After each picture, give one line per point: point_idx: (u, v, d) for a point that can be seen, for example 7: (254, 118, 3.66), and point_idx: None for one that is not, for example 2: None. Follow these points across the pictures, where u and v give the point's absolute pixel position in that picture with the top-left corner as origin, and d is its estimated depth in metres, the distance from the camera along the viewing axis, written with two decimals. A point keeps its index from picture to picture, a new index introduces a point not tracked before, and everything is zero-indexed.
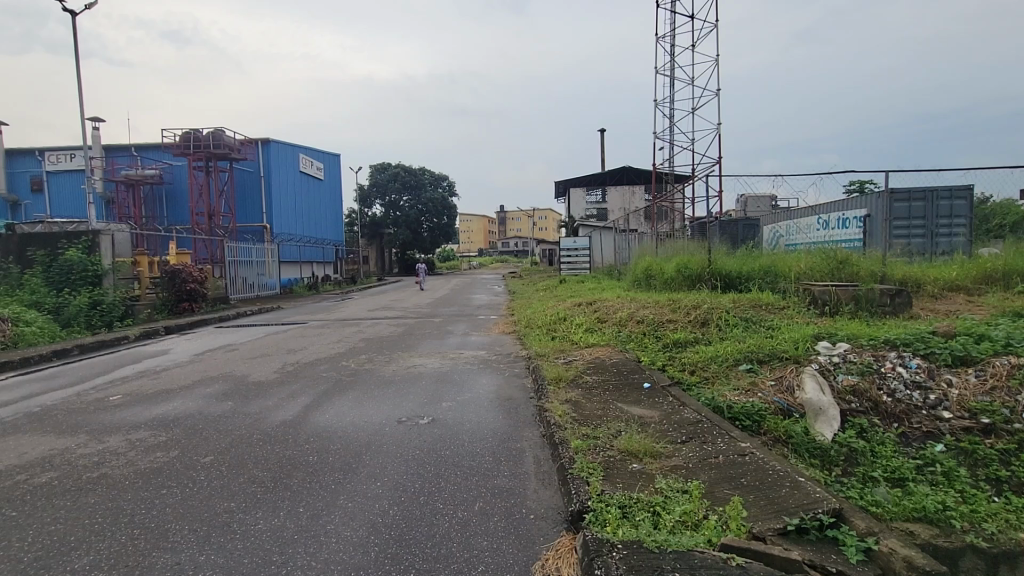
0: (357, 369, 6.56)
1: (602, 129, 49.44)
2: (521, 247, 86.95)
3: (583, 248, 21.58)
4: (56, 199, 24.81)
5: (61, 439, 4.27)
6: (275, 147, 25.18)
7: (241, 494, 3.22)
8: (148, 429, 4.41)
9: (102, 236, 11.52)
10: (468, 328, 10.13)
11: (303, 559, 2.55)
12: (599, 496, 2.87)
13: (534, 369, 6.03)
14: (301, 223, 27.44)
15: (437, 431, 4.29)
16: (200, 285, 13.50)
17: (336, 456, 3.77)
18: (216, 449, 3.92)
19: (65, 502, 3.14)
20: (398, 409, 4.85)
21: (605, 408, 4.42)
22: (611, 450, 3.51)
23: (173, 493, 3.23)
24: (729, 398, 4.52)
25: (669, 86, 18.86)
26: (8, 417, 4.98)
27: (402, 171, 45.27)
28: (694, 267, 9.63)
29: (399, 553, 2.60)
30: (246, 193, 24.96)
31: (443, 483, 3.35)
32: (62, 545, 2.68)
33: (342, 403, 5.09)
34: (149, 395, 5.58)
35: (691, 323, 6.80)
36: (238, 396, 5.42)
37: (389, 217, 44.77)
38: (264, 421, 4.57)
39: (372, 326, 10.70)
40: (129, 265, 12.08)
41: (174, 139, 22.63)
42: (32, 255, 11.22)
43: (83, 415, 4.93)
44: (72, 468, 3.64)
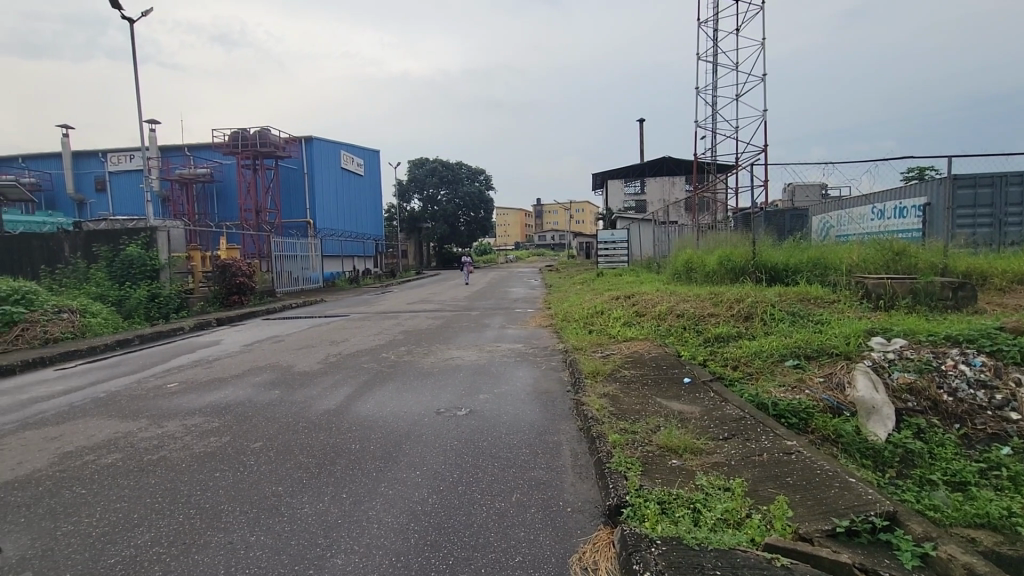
0: (396, 360, 6.69)
1: (641, 121, 48.50)
2: (558, 241, 86.52)
3: (621, 240, 21.29)
4: (118, 198, 26.33)
5: (125, 422, 4.56)
6: (318, 145, 25.87)
7: (289, 478, 3.35)
8: (203, 415, 4.65)
9: (159, 231, 12.13)
10: (504, 321, 10.16)
11: (346, 543, 2.63)
12: (638, 491, 2.83)
13: (571, 362, 6.00)
14: (343, 218, 28.15)
15: (474, 422, 4.33)
16: (249, 279, 14.06)
17: (377, 445, 3.87)
18: (265, 436, 4.09)
19: (128, 482, 3.35)
20: (436, 400, 4.94)
21: (644, 403, 4.36)
22: (650, 445, 3.46)
23: (226, 476, 3.39)
24: (774, 395, 4.37)
25: (713, 73, 18.26)
26: (78, 401, 5.35)
27: (440, 165, 45.85)
28: (737, 259, 9.34)
29: (438, 541, 2.64)
30: (291, 190, 25.79)
31: (481, 474, 3.39)
32: (127, 521, 2.86)
33: (383, 394, 5.21)
34: (203, 383, 5.87)
35: (734, 318, 6.62)
36: (284, 385, 5.63)
37: (427, 212, 45.44)
38: (309, 409, 4.73)
39: (411, 318, 10.90)
40: (182, 259, 12.67)
41: (224, 138, 23.60)
42: (96, 250, 11.95)
43: (144, 401, 5.24)
44: (135, 450, 3.89)
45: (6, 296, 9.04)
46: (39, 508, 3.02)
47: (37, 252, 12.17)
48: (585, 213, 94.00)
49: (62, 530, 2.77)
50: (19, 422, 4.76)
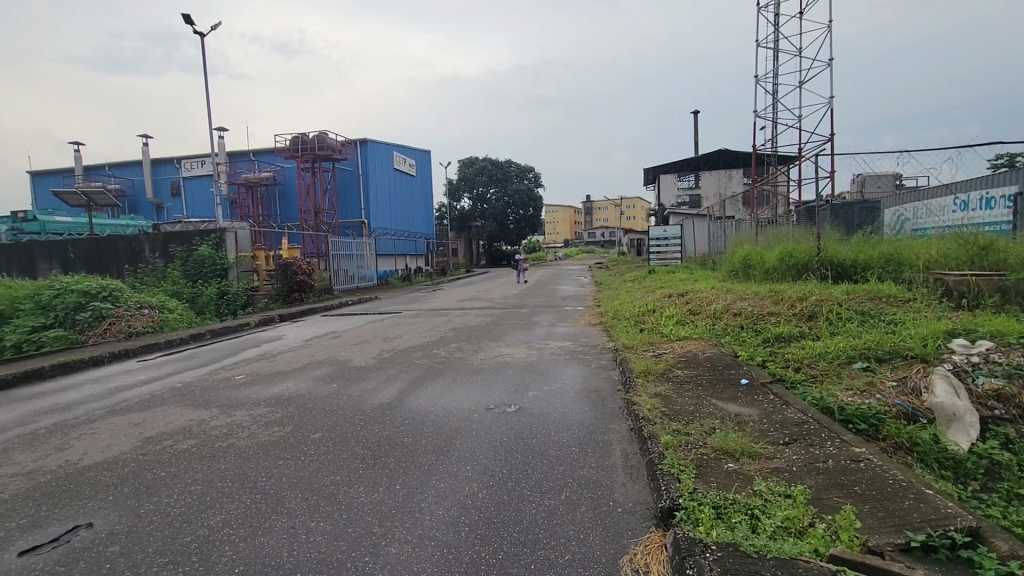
0: (447, 357, 6.81)
1: (695, 113, 46.98)
2: (608, 238, 85.25)
3: (674, 236, 20.74)
4: (191, 202, 28.19)
5: (198, 411, 4.89)
6: (372, 147, 26.69)
7: (346, 468, 3.48)
8: (267, 406, 4.91)
9: (227, 232, 12.91)
10: (553, 319, 10.14)
11: (400, 533, 2.70)
12: (692, 495, 2.75)
13: (622, 361, 5.91)
14: (395, 217, 28.92)
15: (523, 419, 4.35)
16: (308, 277, 14.71)
17: (428, 439, 3.96)
18: (323, 427, 4.27)
19: (201, 467, 3.58)
20: (486, 396, 5.00)
21: (698, 404, 4.22)
22: (705, 448, 3.35)
23: (288, 464, 3.57)
24: (841, 398, 4.13)
25: (773, 59, 17.38)
26: (158, 390, 5.78)
27: (490, 164, 46.28)
28: (800, 256, 8.89)
29: (488, 535, 2.67)
30: (347, 191, 26.75)
31: (530, 471, 3.40)
32: (202, 502, 3.08)
33: (435, 389, 5.33)
34: (267, 375, 6.21)
35: (796, 317, 6.31)
36: (341, 379, 5.85)
37: (477, 210, 45.96)
38: (364, 403, 4.91)
39: (461, 315, 11.06)
40: (248, 259, 13.43)
41: (285, 143, 24.79)
42: (173, 250, 12.84)
43: (215, 391, 5.60)
44: (207, 437, 4.16)
45: (96, 293, 9.88)
46: (125, 488, 3.30)
47: (122, 252, 13.21)
48: (637, 209, 92.22)
49: (145, 508, 3.01)
50: (107, 408, 5.19)
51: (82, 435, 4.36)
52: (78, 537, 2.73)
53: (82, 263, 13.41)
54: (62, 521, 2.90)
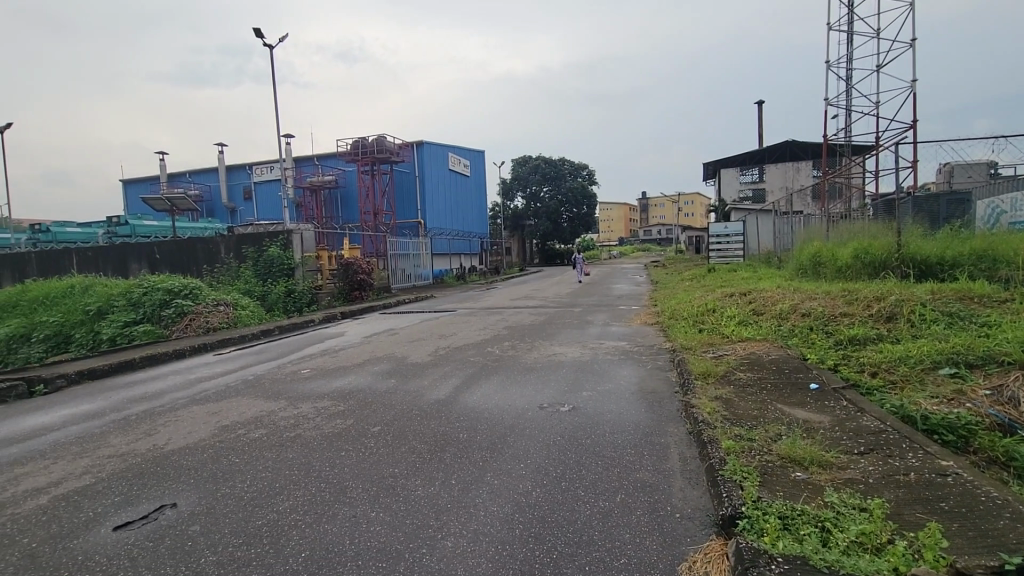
0: (501, 355, 6.86)
1: (759, 103, 44.89)
2: (665, 236, 83.06)
3: (735, 233, 19.93)
4: (261, 205, 29.92)
5: (269, 402, 5.19)
6: (428, 148, 27.33)
7: (404, 462, 3.58)
8: (330, 399, 5.14)
9: (294, 233, 13.61)
10: (608, 318, 10.00)
11: (455, 527, 2.75)
12: (755, 503, 2.63)
13: (679, 362, 5.74)
14: (451, 217, 29.46)
15: (577, 419, 4.32)
16: (368, 276, 15.24)
17: (483, 435, 4.01)
18: (383, 421, 4.41)
19: (271, 455, 3.80)
20: (540, 395, 5.00)
21: (762, 409, 4.03)
22: (770, 455, 3.20)
23: (350, 455, 3.72)
24: (924, 406, 3.81)
25: (847, 43, 16.30)
26: (233, 382, 6.18)
27: (543, 162, 46.27)
28: (877, 252, 8.30)
29: (542, 534, 2.67)
30: (404, 192, 27.52)
31: (584, 471, 3.37)
32: (271, 488, 3.26)
33: (489, 386, 5.39)
34: (331, 370, 6.50)
35: (873, 318, 5.89)
36: (399, 374, 6.04)
37: (530, 209, 46.09)
38: (422, 398, 5.04)
39: (515, 314, 11.12)
40: (313, 259, 14.06)
41: (346, 147, 25.83)
42: (245, 251, 13.71)
43: (283, 384, 5.93)
44: (276, 427, 4.40)
45: (178, 291, 10.69)
46: (205, 472, 3.55)
47: (200, 253, 14.21)
48: (695, 205, 89.41)
49: (222, 492, 3.23)
50: (189, 397, 5.61)
51: (167, 422, 4.74)
52: (163, 516, 2.96)
53: (167, 264, 14.56)
54: (151, 500, 3.16)
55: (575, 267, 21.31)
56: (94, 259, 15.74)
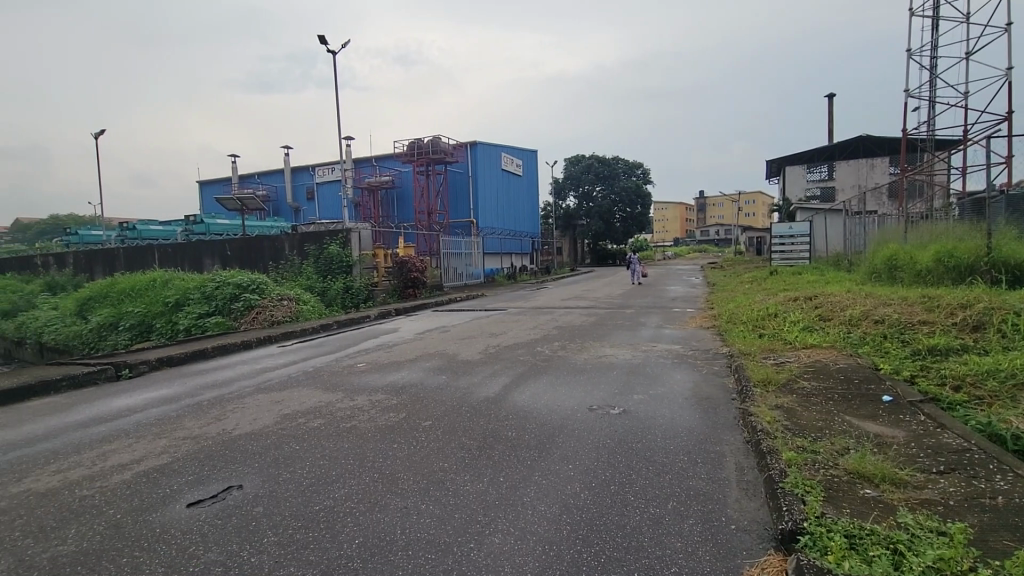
0: (551, 355, 6.85)
1: (829, 96, 42.38)
2: (723, 236, 80.05)
3: (800, 234, 18.94)
4: (322, 204, 31.27)
5: (327, 393, 5.42)
6: (481, 148, 27.63)
7: (454, 457, 3.64)
8: (385, 393, 5.30)
9: (352, 232, 14.14)
10: (661, 320, 9.76)
11: (503, 525, 2.76)
12: (818, 518, 2.49)
13: (737, 368, 5.51)
14: (503, 217, 29.68)
15: (628, 422, 4.24)
16: (422, 274, 15.58)
17: (532, 434, 4.01)
18: (434, 416, 4.50)
19: (329, 444, 3.96)
20: (590, 396, 4.94)
21: (827, 420, 3.81)
22: (835, 469, 3.01)
23: (401, 448, 3.82)
24: (1017, 425, 3.47)
25: (932, 30, 15.10)
26: (294, 373, 6.49)
27: (596, 161, 45.75)
28: (964, 256, 7.64)
29: (589, 536, 2.64)
30: (458, 192, 27.96)
31: (634, 476, 3.30)
32: (328, 476, 3.40)
33: (538, 386, 5.38)
34: (385, 364, 6.70)
35: (957, 327, 5.43)
36: (449, 371, 6.15)
37: (582, 208, 45.72)
38: (471, 395, 5.11)
39: (566, 314, 11.06)
40: (370, 257, 14.57)
41: (403, 148, 26.56)
42: (307, 249, 14.37)
43: (341, 376, 6.17)
44: (333, 417, 4.59)
45: (246, 286, 11.35)
46: (268, 457, 3.75)
47: (267, 250, 15.02)
48: (756, 205, 85.65)
49: (283, 477, 3.40)
50: (255, 386, 5.95)
51: (234, 408, 5.05)
52: (231, 496, 3.15)
53: (237, 260, 15.50)
54: (220, 481, 3.38)
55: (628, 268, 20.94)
56: (173, 255, 17.00)
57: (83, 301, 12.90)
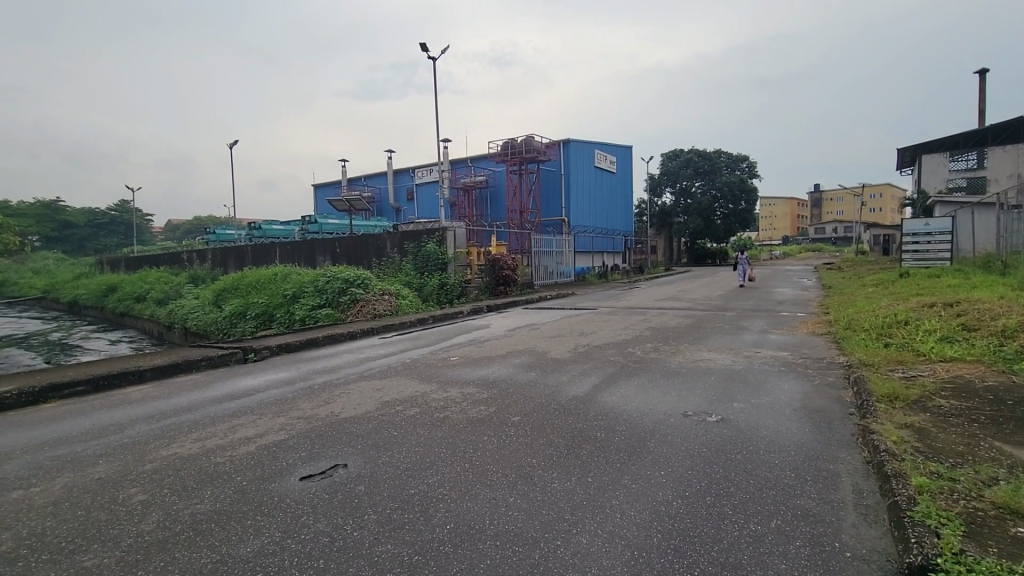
0: (643, 356, 6.63)
1: (982, 71, 36.76)
2: (842, 234, 72.60)
3: (939, 231, 16.68)
4: (420, 204, 32.84)
5: (423, 384, 5.70)
6: (574, 146, 27.44)
7: (542, 453, 3.66)
8: (476, 387, 5.45)
9: (448, 231, 14.72)
10: (766, 325, 9.07)
11: (590, 525, 2.72)
12: (956, 556, 2.17)
13: (856, 380, 4.97)
14: (595, 215, 29.27)
15: (726, 431, 3.99)
16: (513, 271, 15.80)
17: (621, 437, 3.91)
18: (523, 412, 4.55)
19: (423, 432, 4.15)
20: (685, 402, 4.71)
21: (970, 445, 3.30)
22: (978, 501, 2.61)
23: (491, 441, 3.90)
24: None
25: None
26: (393, 364, 6.89)
27: (696, 155, 43.65)
28: None
29: (682, 547, 2.52)
30: (550, 190, 28.02)
31: (733, 489, 3.09)
32: (421, 463, 3.56)
33: (629, 387, 5.24)
34: (476, 359, 6.89)
35: None
36: (539, 368, 6.18)
37: (679, 205, 43.93)
38: (560, 393, 5.09)
39: (660, 315, 10.68)
40: (464, 254, 15.05)
41: (497, 149, 27.15)
42: (407, 246, 15.18)
43: (435, 369, 6.45)
44: (427, 407, 4.79)
45: (353, 281, 12.21)
46: (368, 440, 4.01)
47: (371, 247, 16.09)
48: (884, 198, 76.64)
49: (382, 460, 3.62)
50: (359, 374, 6.40)
51: (341, 393, 5.47)
52: (337, 473, 3.41)
53: (345, 256, 16.78)
54: (328, 459, 3.66)
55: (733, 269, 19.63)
56: (291, 252, 18.75)
57: (219, 292, 14.65)
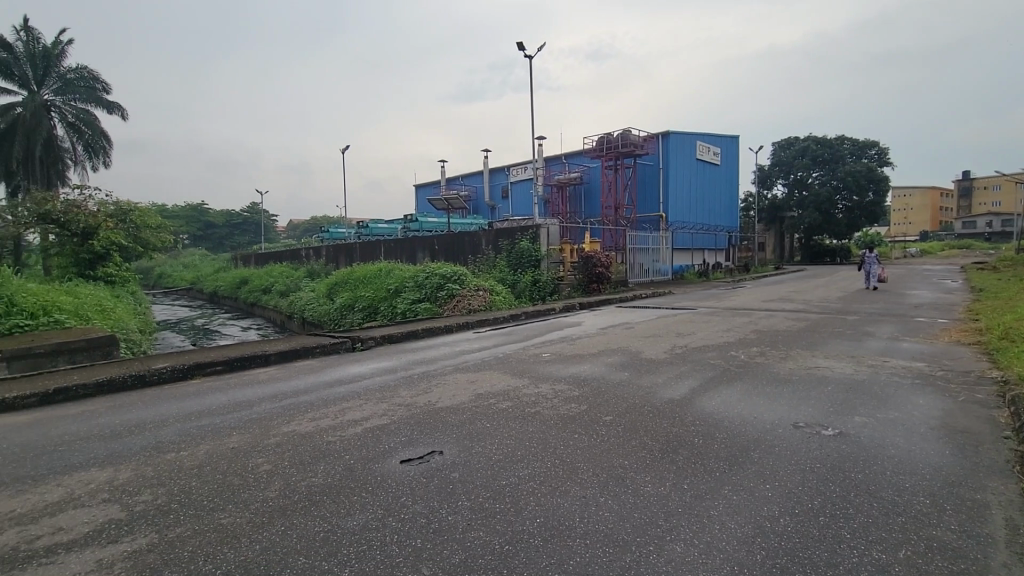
0: (748, 361, 6.20)
1: None
2: (998, 229, 62.45)
3: None
4: (515, 202, 33.35)
5: (516, 379, 5.78)
6: (674, 138, 26.30)
7: (634, 455, 3.55)
8: (568, 384, 5.42)
9: (541, 228, 14.87)
10: (897, 331, 8.06)
11: (686, 534, 2.59)
12: None
13: (1013, 399, 4.26)
14: (697, 210, 27.84)
15: (846, 446, 3.61)
16: (606, 269, 15.50)
17: (722, 444, 3.68)
18: (615, 412, 4.45)
19: (516, 425, 4.22)
20: (795, 411, 4.33)
21: None
22: None
23: (583, 439, 3.86)
24: None
25: None
26: (487, 358, 7.07)
27: (814, 143, 40.09)
28: None
29: (789, 567, 2.32)
30: (647, 185, 27.12)
31: (853, 511, 2.78)
32: (513, 455, 3.61)
33: (730, 393, 4.94)
34: (569, 356, 6.85)
35: None
36: (633, 368, 6.01)
37: (793, 198, 40.56)
38: (655, 395, 4.92)
39: (768, 317, 9.91)
40: (557, 251, 15.09)
41: (592, 144, 26.80)
42: (501, 244, 15.51)
43: (528, 364, 6.52)
44: (520, 402, 4.86)
45: (450, 277, 12.69)
46: (463, 430, 4.14)
47: (467, 244, 16.64)
48: None
49: (476, 449, 3.73)
50: (455, 366, 6.66)
51: (438, 384, 5.72)
52: (434, 459, 3.57)
53: (443, 253, 17.52)
54: (426, 445, 3.84)
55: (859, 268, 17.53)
56: (395, 249, 19.93)
57: (331, 286, 15.94)
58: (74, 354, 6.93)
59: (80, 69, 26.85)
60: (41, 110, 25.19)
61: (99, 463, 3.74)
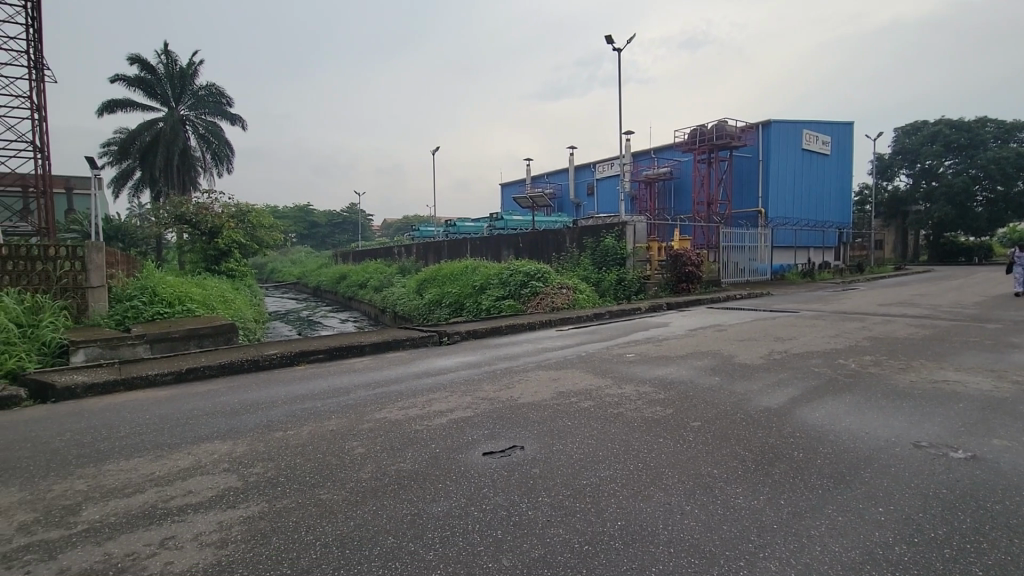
0: (858, 370, 5.62)
1: None
2: None
3: None
4: (601, 199, 32.87)
5: (598, 378, 5.67)
6: (776, 128, 24.50)
7: (725, 465, 3.34)
8: (654, 386, 5.23)
9: (628, 225, 14.56)
10: None
11: (781, 552, 2.41)
12: None
13: None
14: (802, 204, 25.73)
15: (980, 472, 3.15)
16: (698, 268, 14.39)
17: (827, 460, 3.37)
18: (703, 418, 4.23)
19: (598, 425, 4.14)
20: (916, 429, 3.86)
21: None
22: None
23: (668, 444, 3.70)
24: None
25: None
26: (569, 356, 7.02)
27: (947, 127, 35.53)
28: None
29: None
30: (745, 178, 25.53)
31: (988, 546, 2.41)
32: (593, 456, 3.55)
33: (836, 404, 4.51)
34: (654, 358, 6.62)
35: None
36: (724, 373, 5.68)
37: (919, 190, 36.26)
38: (749, 403, 4.61)
39: (885, 323, 8.91)
40: (643, 250, 14.62)
41: (684, 138, 25.73)
42: (586, 241, 15.36)
43: (611, 364, 6.38)
44: (602, 402, 4.76)
45: (534, 275, 12.77)
46: (543, 427, 4.14)
47: (551, 242, 16.65)
48: None
49: (556, 447, 3.71)
50: (537, 363, 6.67)
51: (520, 380, 5.76)
52: (515, 454, 3.61)
53: (527, 250, 17.66)
54: (508, 440, 3.89)
55: (1008, 272, 15.04)
56: (480, 246, 20.41)
57: (421, 282, 16.67)
58: (202, 338, 7.88)
59: (210, 87, 30.24)
60: (178, 124, 28.78)
61: (220, 436, 4.19)
